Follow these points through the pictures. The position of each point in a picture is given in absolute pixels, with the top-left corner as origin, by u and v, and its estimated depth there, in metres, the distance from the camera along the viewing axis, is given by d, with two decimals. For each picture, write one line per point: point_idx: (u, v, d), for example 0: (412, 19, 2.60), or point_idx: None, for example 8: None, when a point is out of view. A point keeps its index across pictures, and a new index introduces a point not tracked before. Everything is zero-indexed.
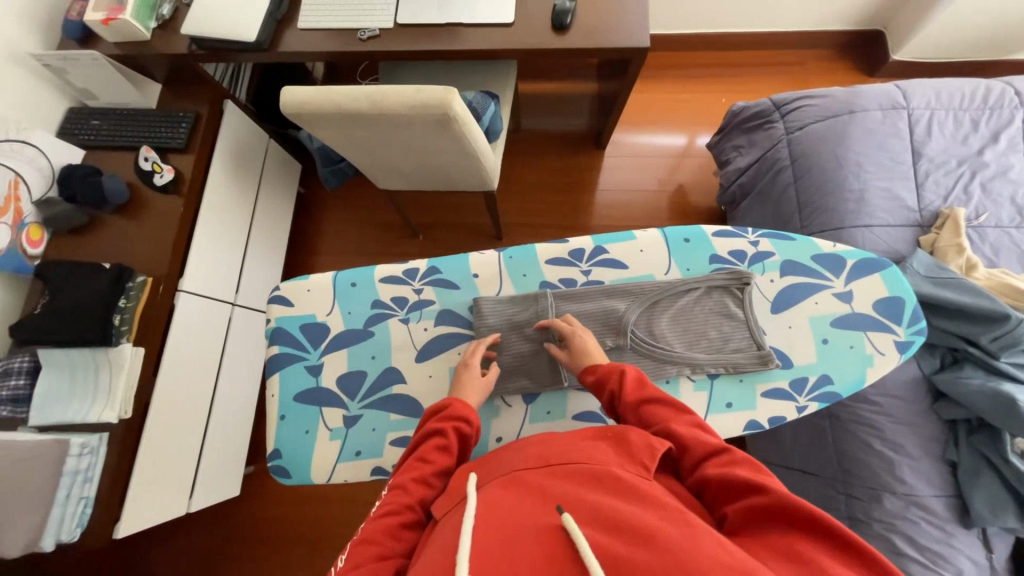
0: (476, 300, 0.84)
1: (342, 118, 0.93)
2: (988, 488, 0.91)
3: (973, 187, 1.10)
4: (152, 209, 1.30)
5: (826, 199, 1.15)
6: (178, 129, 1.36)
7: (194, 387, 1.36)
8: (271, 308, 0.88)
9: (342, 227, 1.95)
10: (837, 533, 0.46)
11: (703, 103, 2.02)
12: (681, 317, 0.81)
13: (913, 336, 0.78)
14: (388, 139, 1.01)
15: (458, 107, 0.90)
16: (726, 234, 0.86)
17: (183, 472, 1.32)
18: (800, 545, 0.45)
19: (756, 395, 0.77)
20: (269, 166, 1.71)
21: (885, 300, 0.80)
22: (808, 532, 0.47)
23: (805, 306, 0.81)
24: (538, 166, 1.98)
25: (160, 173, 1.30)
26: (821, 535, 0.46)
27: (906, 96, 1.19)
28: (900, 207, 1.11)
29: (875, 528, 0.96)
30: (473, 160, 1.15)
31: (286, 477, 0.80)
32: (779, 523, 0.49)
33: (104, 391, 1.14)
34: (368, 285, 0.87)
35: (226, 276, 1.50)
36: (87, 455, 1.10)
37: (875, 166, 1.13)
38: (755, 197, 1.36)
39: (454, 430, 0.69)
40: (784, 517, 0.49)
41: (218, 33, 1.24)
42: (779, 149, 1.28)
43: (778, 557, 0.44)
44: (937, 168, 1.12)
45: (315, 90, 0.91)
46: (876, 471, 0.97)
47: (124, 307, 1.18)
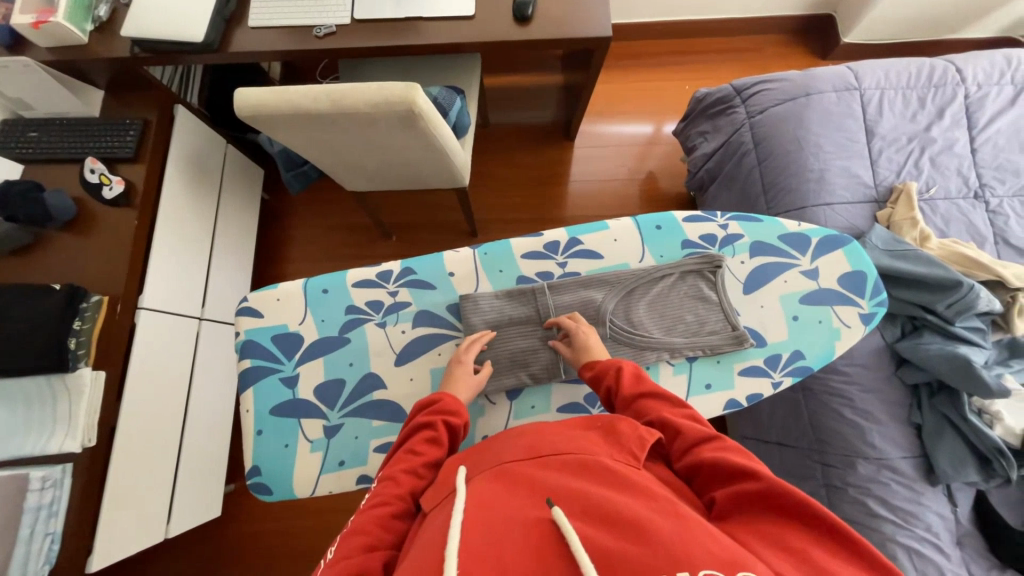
0: (463, 296, 0.83)
1: (302, 119, 0.89)
2: (950, 446, 0.96)
3: (923, 162, 1.15)
4: (103, 225, 1.23)
5: (789, 179, 1.18)
6: (126, 138, 1.28)
7: (164, 408, 1.30)
8: (240, 321, 0.84)
9: (311, 232, 1.89)
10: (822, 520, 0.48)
11: (667, 90, 2.04)
12: (658, 303, 0.82)
13: (875, 308, 0.81)
14: (353, 139, 0.98)
15: (423, 102, 0.88)
16: (696, 219, 0.87)
17: (158, 497, 1.27)
18: (788, 534, 0.47)
19: (734, 374, 0.79)
20: (228, 173, 1.63)
21: (849, 275, 0.83)
22: (795, 518, 0.49)
23: (774, 285, 0.83)
24: (509, 160, 1.97)
25: (109, 185, 1.22)
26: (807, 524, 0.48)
27: (858, 76, 1.23)
28: (858, 184, 1.16)
29: (850, 493, 1.01)
30: (443, 157, 1.13)
31: (267, 494, 0.77)
32: (767, 509, 0.50)
33: (64, 420, 1.08)
34: (341, 291, 0.85)
35: (191, 290, 1.43)
36: (50, 489, 1.04)
37: (833, 145, 1.17)
38: (722, 180, 1.39)
39: (443, 422, 0.69)
40: (772, 502, 0.50)
41: (162, 34, 1.18)
42: (742, 132, 1.31)
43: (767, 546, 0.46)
44: (890, 145, 1.17)
45: (271, 90, 0.87)
46: (848, 438, 1.02)
47: (79, 330, 1.11)
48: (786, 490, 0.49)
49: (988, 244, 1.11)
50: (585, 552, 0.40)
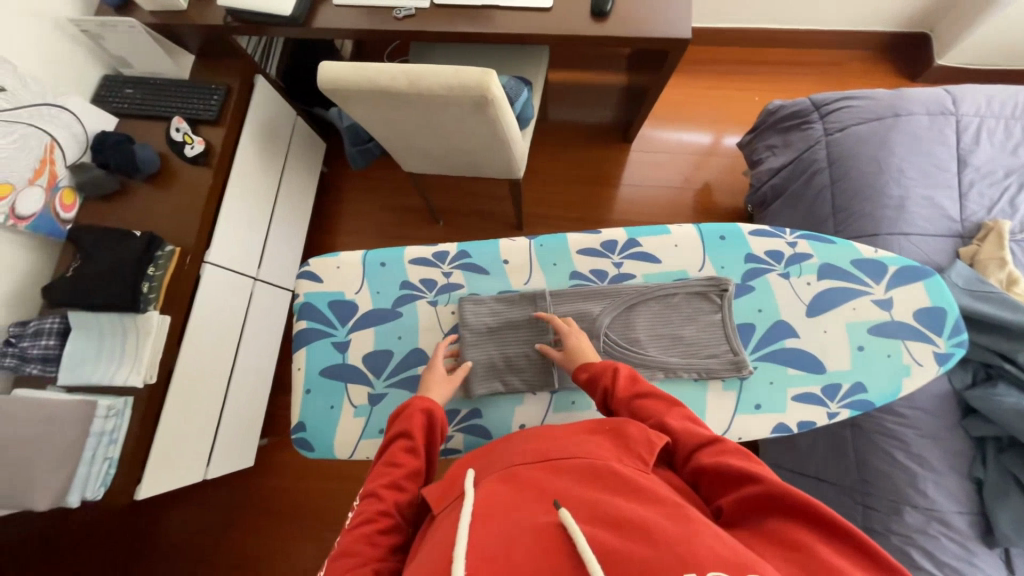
0: (460, 301, 0.83)
1: (378, 97, 0.92)
2: (1014, 508, 0.89)
3: (1020, 200, 1.06)
4: (182, 180, 1.32)
5: (863, 204, 1.12)
6: (209, 102, 1.36)
7: (216, 358, 1.38)
8: (301, 283, 0.88)
9: (363, 208, 1.95)
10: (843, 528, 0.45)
11: (735, 100, 1.97)
12: (657, 320, 0.80)
13: (953, 348, 0.75)
14: (424, 121, 1.00)
15: (496, 90, 0.88)
16: (763, 234, 0.84)
17: (202, 440, 1.35)
18: (790, 532, 0.45)
19: (787, 398, 0.75)
20: (295, 144, 1.71)
21: (927, 310, 0.77)
22: (797, 516, 0.47)
23: (841, 312, 0.79)
24: (562, 157, 1.96)
25: (191, 144, 1.32)
26: (823, 528, 0.46)
27: (956, 101, 1.14)
28: (942, 217, 1.08)
29: (892, 540, 0.96)
30: (504, 146, 1.14)
31: (309, 450, 0.81)
32: (768, 511, 0.48)
33: (130, 356, 1.17)
34: (398, 265, 0.87)
35: (251, 250, 1.51)
36: (113, 417, 1.13)
37: (918, 172, 1.10)
38: (787, 198, 1.33)
39: (422, 428, 0.68)
40: (773, 503, 0.48)
41: (254, 5, 1.24)
42: (817, 150, 1.24)
43: (783, 551, 0.44)
44: (983, 178, 1.09)
45: (353, 65, 0.90)
46: (898, 484, 0.96)
47: (153, 275, 1.21)
48: (783, 490, 0.48)
49: None
50: (589, 549, 0.40)
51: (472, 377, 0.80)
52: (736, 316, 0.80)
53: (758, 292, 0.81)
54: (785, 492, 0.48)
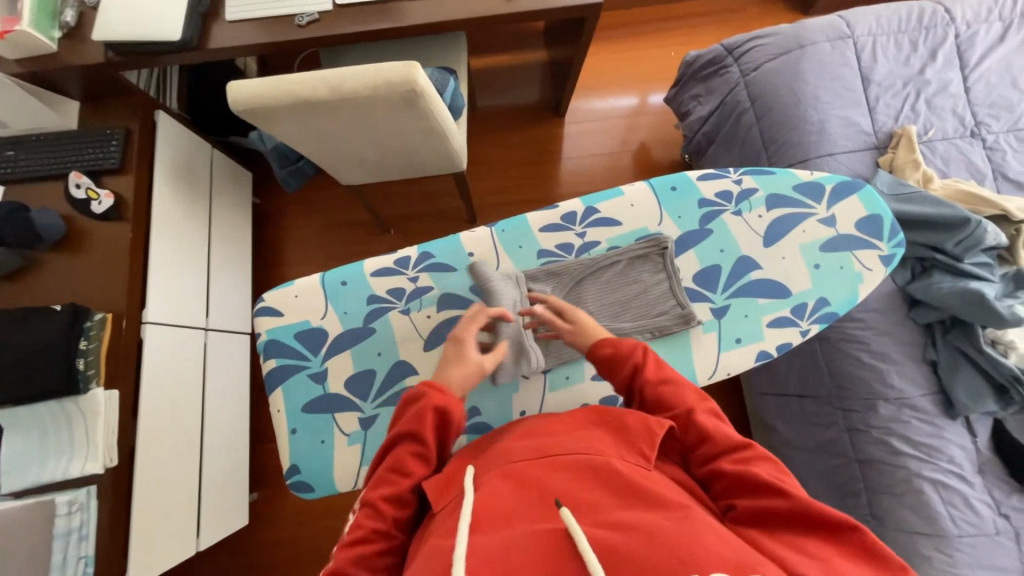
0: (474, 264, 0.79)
1: (299, 110, 0.86)
2: (966, 380, 0.99)
3: (919, 105, 1.16)
4: (95, 241, 1.19)
5: (790, 133, 1.19)
6: (109, 149, 1.23)
7: (181, 421, 1.28)
8: (260, 322, 0.82)
9: (306, 233, 1.86)
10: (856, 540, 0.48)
11: (653, 59, 2.03)
12: (607, 289, 0.81)
13: (894, 249, 0.82)
14: (354, 127, 0.95)
15: (423, 80, 0.85)
16: (709, 177, 0.87)
17: (186, 510, 1.26)
18: (813, 545, 0.48)
19: (762, 326, 0.79)
20: (217, 178, 1.59)
21: (866, 219, 0.83)
22: (811, 528, 0.50)
23: (793, 236, 0.83)
24: (498, 143, 1.94)
25: (98, 199, 1.19)
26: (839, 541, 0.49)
27: (850, 24, 1.23)
28: (859, 133, 1.16)
29: (873, 434, 1.04)
30: (442, 138, 1.11)
31: (309, 491, 0.77)
32: (782, 521, 0.51)
33: (82, 443, 1.06)
34: (360, 281, 0.83)
35: (193, 301, 1.40)
36: (77, 512, 1.02)
37: (831, 96, 1.17)
38: (720, 142, 1.39)
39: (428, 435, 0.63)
40: (791, 516, 0.50)
41: (138, 35, 1.13)
42: (738, 91, 1.30)
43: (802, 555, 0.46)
44: (886, 91, 1.18)
45: (263, 81, 0.83)
46: (868, 382, 1.05)
47: (86, 349, 1.08)
48: (803, 504, 0.50)
49: (988, 180, 1.13)
50: (593, 555, 0.42)
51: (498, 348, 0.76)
52: (702, 260, 0.83)
53: (717, 233, 0.84)
54: (808, 506, 0.50)
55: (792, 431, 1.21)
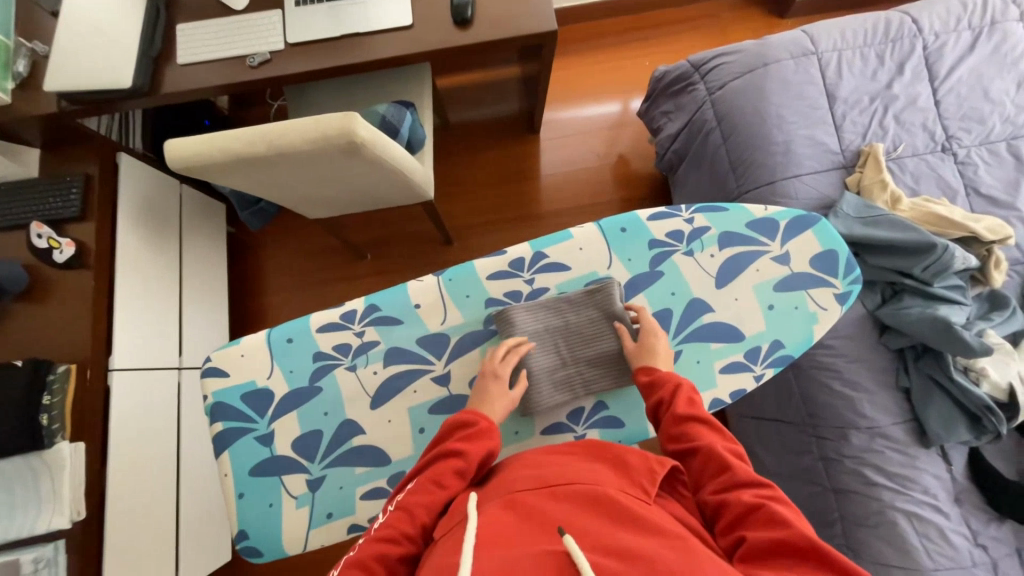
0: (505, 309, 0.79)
1: (240, 165, 0.85)
2: (938, 408, 0.97)
3: (887, 121, 1.13)
4: (60, 290, 1.19)
5: (755, 154, 1.16)
6: (69, 198, 1.23)
7: (155, 465, 1.28)
8: (206, 383, 0.81)
9: (283, 262, 1.85)
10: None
11: (628, 70, 2.00)
12: (557, 343, 0.79)
13: (850, 287, 0.80)
14: (301, 175, 0.94)
15: (364, 130, 0.83)
16: (661, 216, 0.84)
17: (162, 555, 1.26)
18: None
19: (715, 372, 0.78)
20: (187, 214, 1.58)
21: (821, 256, 0.81)
22: (812, 565, 0.48)
23: (746, 276, 0.81)
24: (473, 162, 1.92)
25: (59, 249, 1.18)
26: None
27: (814, 40, 1.20)
28: (825, 152, 1.13)
29: (846, 463, 1.02)
30: (397, 176, 1.09)
31: (259, 555, 0.76)
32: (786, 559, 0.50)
33: (48, 498, 1.06)
34: (306, 338, 0.81)
35: (166, 341, 1.40)
36: (45, 569, 1.02)
37: (796, 115, 1.14)
38: (690, 161, 1.36)
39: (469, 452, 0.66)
40: (791, 548, 0.50)
41: (89, 84, 1.12)
42: (704, 110, 1.27)
43: None
44: (852, 108, 1.15)
45: (200, 139, 0.82)
46: (840, 411, 1.03)
47: (49, 405, 1.08)
48: (804, 538, 0.50)
49: (959, 197, 1.10)
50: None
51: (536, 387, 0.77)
52: (653, 305, 0.81)
53: (668, 276, 0.82)
54: (805, 538, 0.50)
55: (768, 456, 1.19)
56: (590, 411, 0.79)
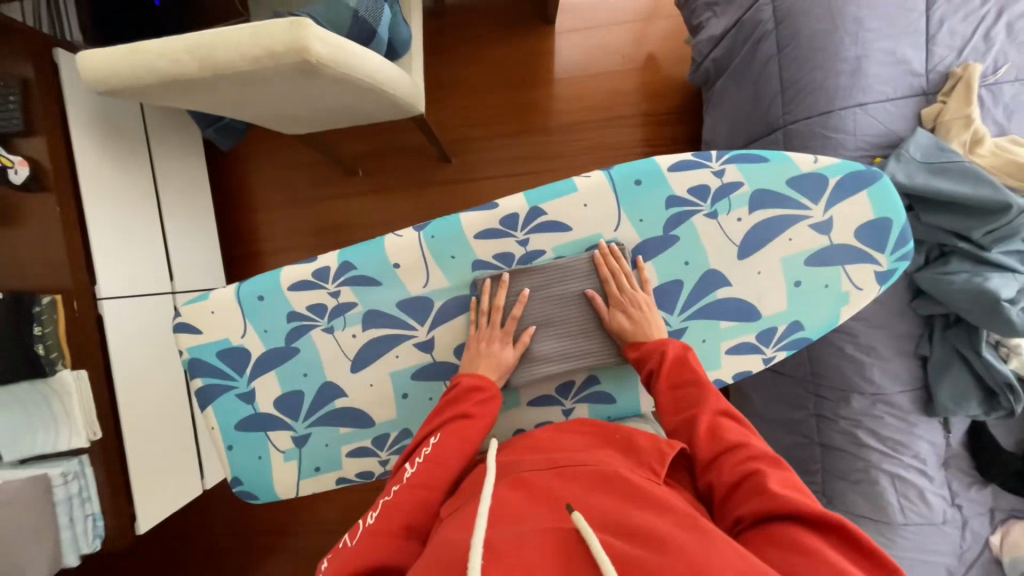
0: (477, 278, 0.72)
1: (175, 87, 0.69)
2: (953, 382, 0.91)
3: (995, 32, 0.88)
4: (27, 213, 1.10)
5: (815, 73, 0.93)
6: (7, 104, 1.07)
7: (165, 386, 1.33)
8: (179, 338, 0.77)
9: (268, 177, 1.71)
10: (854, 538, 0.44)
11: None
12: (548, 312, 0.72)
13: (896, 264, 0.68)
14: (256, 96, 0.78)
15: (321, 44, 0.66)
16: (685, 166, 0.70)
17: (185, 461, 1.38)
18: (801, 535, 0.44)
19: (721, 353, 0.71)
20: (152, 123, 1.41)
21: (870, 225, 0.68)
22: (803, 527, 0.45)
23: (776, 246, 0.69)
24: (475, 61, 1.64)
25: (12, 168, 1.06)
26: (839, 542, 0.44)
27: None
28: (905, 73, 0.91)
29: (841, 424, 1.01)
30: (374, 95, 0.91)
31: (254, 498, 0.79)
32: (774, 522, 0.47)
33: (63, 420, 1.11)
34: (278, 296, 0.75)
35: (153, 266, 1.36)
36: (74, 480, 1.12)
37: (879, 20, 0.89)
38: (731, 75, 1.12)
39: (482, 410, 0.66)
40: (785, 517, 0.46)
41: None
42: (761, 7, 1.00)
43: (787, 550, 0.43)
44: (955, 11, 0.89)
45: (119, 52, 0.66)
46: (847, 376, 0.98)
47: (42, 334, 1.08)
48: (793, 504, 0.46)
49: None
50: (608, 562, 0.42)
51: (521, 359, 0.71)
52: (662, 275, 0.71)
53: (684, 241, 0.70)
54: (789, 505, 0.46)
55: (761, 407, 1.19)
56: (579, 385, 0.75)
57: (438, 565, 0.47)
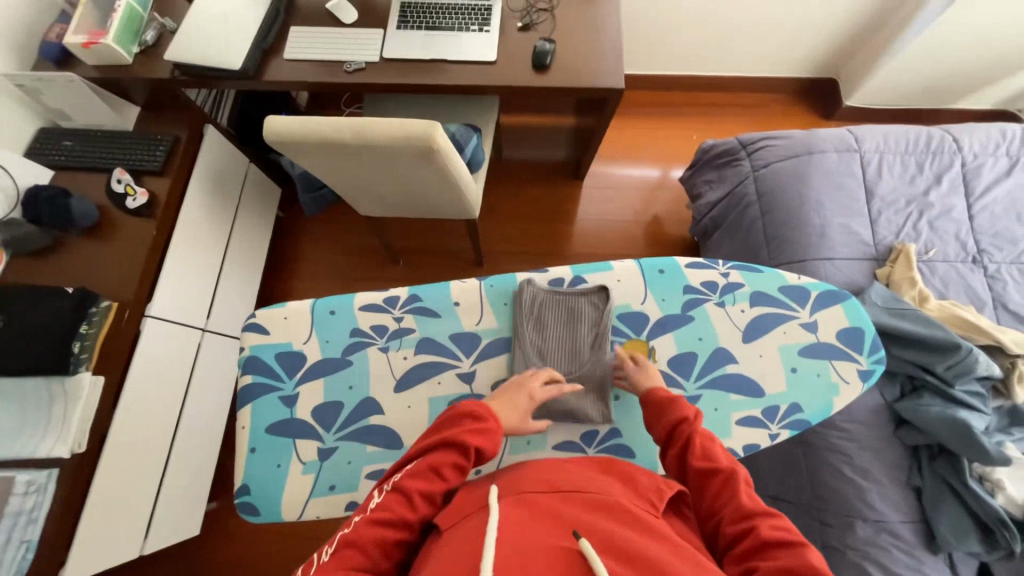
0: (522, 284, 0.86)
1: (326, 148, 0.93)
2: (950, 514, 0.95)
3: (921, 224, 1.19)
4: (123, 233, 1.27)
5: (792, 232, 1.21)
6: (155, 153, 1.34)
7: (157, 418, 1.30)
8: (246, 336, 0.85)
9: (320, 251, 1.94)
10: None
11: (675, 139, 2.13)
12: (557, 337, 0.83)
13: (874, 365, 0.82)
14: (371, 169, 1.03)
15: (442, 139, 0.92)
16: (698, 265, 0.89)
17: (139, 510, 1.25)
18: None
19: (731, 422, 0.79)
20: (247, 191, 1.69)
21: (848, 331, 0.84)
22: None
23: (773, 336, 0.84)
24: (517, 195, 2.03)
25: (133, 196, 1.29)
26: None
27: (859, 139, 1.28)
28: (859, 241, 1.19)
29: (849, 555, 0.98)
30: (455, 189, 1.17)
31: (254, 514, 0.77)
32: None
33: (56, 424, 1.08)
34: (348, 313, 0.86)
35: (198, 300, 1.46)
36: (33, 494, 1.02)
37: (835, 203, 1.21)
38: (725, 228, 1.42)
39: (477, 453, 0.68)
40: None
41: (202, 60, 1.26)
42: (747, 184, 1.35)
43: None
44: (889, 206, 1.21)
45: (299, 120, 0.91)
46: (847, 497, 1.00)
47: (85, 333, 1.12)
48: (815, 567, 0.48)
49: (987, 308, 1.13)
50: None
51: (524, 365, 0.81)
52: (680, 346, 0.84)
53: (698, 321, 0.85)
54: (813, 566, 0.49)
55: None
56: (603, 435, 0.80)
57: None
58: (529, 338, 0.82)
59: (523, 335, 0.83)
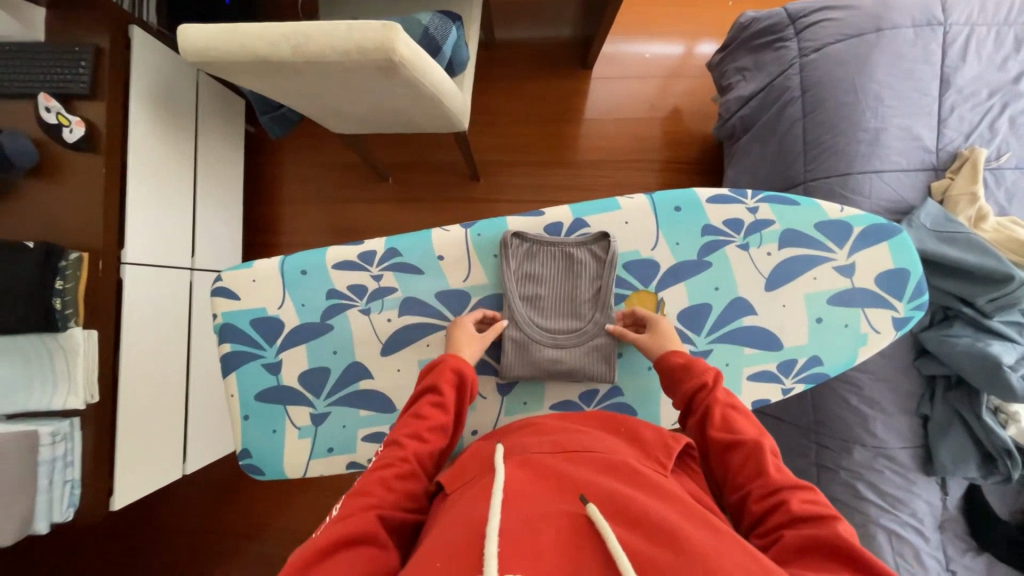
0: (510, 233, 0.76)
1: (262, 68, 0.75)
2: (954, 442, 0.94)
3: (1000, 123, 0.98)
4: (71, 172, 1.13)
5: (837, 138, 1.01)
6: (78, 70, 1.13)
7: (167, 361, 1.31)
8: (216, 302, 0.78)
9: (300, 171, 1.77)
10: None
11: (704, 8, 1.75)
12: (552, 292, 0.76)
13: (912, 311, 0.76)
14: (326, 88, 0.84)
15: (404, 48, 0.72)
16: (722, 200, 0.77)
17: (171, 442, 1.33)
18: None
19: (744, 378, 0.76)
20: (203, 107, 1.47)
21: (890, 273, 0.76)
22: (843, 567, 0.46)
23: (801, 283, 0.76)
24: (514, 92, 1.75)
25: (69, 127, 1.10)
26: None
27: (945, 7, 1.00)
28: (917, 148, 0.99)
29: (841, 475, 1.00)
30: (433, 104, 0.98)
31: (259, 473, 0.78)
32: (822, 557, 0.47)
33: (63, 378, 1.09)
34: (320, 272, 0.77)
35: (178, 240, 1.38)
36: (61, 441, 1.10)
37: (896, 99, 0.98)
38: (755, 132, 1.19)
39: (450, 385, 0.68)
40: (834, 551, 0.47)
41: None
42: (790, 75, 1.09)
43: None
44: (965, 101, 0.99)
45: (220, 29, 0.71)
46: (850, 426, 0.99)
47: (63, 289, 1.07)
48: (845, 542, 0.47)
49: None
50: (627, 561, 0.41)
51: (516, 326, 0.75)
52: (693, 296, 0.76)
53: (716, 269, 0.76)
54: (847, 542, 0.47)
55: None
56: (603, 394, 0.78)
57: (447, 540, 0.46)
58: (519, 295, 0.75)
59: (511, 292, 0.75)
